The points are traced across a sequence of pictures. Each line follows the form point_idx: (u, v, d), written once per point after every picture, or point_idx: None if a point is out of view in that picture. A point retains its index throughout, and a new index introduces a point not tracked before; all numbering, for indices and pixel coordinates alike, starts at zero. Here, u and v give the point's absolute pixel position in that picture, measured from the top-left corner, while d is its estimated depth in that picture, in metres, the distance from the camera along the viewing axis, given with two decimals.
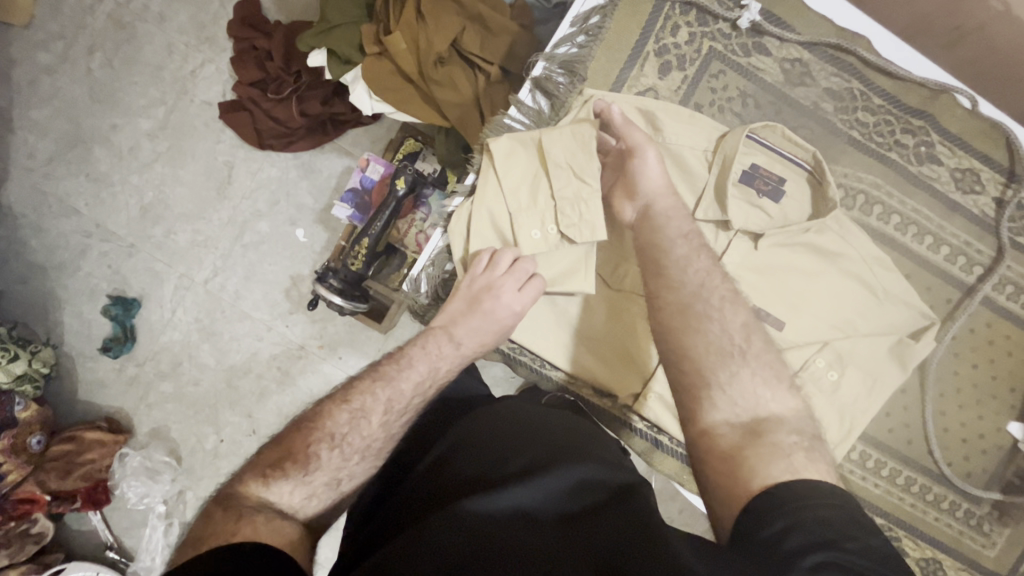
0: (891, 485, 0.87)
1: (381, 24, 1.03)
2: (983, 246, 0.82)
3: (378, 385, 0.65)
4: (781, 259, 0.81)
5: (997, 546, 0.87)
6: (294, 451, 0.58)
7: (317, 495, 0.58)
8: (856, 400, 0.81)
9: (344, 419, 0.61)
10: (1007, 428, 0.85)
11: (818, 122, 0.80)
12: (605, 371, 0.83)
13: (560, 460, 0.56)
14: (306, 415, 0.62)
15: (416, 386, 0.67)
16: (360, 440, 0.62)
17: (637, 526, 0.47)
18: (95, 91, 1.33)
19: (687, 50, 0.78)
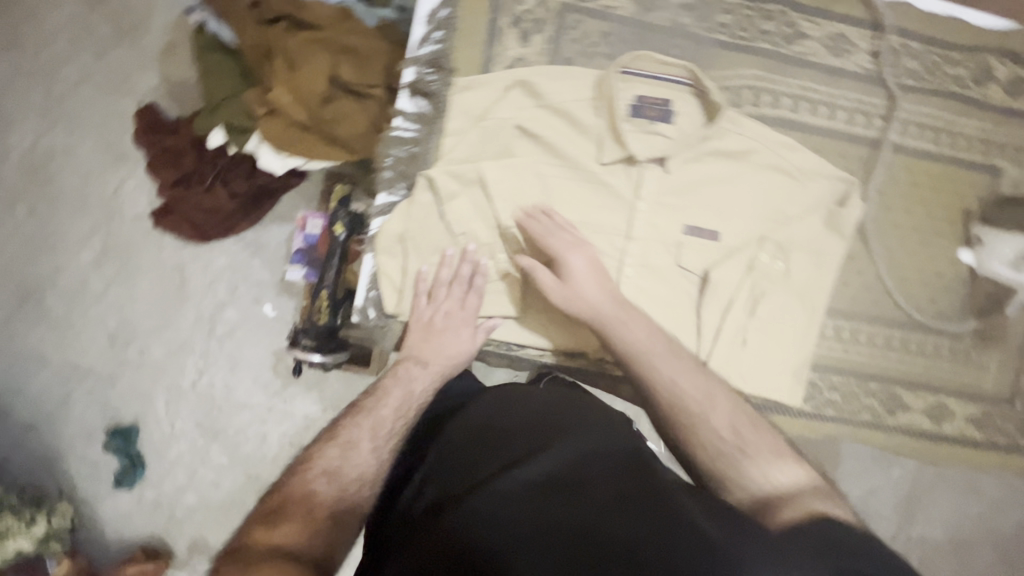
0: (874, 348, 0.88)
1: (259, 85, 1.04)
2: (876, 98, 0.85)
3: (399, 413, 0.68)
4: (699, 176, 0.82)
5: (992, 371, 0.90)
6: (315, 493, 0.58)
7: (329, 528, 0.56)
8: (807, 285, 0.84)
9: (366, 451, 0.63)
10: (960, 258, 0.88)
11: (684, 38, 0.82)
12: (571, 336, 0.84)
13: (560, 439, 0.58)
14: (331, 454, 0.63)
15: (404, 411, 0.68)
16: (377, 466, 0.63)
17: (665, 492, 0.50)
18: (28, 239, 1.34)
19: (539, 13, 0.80)
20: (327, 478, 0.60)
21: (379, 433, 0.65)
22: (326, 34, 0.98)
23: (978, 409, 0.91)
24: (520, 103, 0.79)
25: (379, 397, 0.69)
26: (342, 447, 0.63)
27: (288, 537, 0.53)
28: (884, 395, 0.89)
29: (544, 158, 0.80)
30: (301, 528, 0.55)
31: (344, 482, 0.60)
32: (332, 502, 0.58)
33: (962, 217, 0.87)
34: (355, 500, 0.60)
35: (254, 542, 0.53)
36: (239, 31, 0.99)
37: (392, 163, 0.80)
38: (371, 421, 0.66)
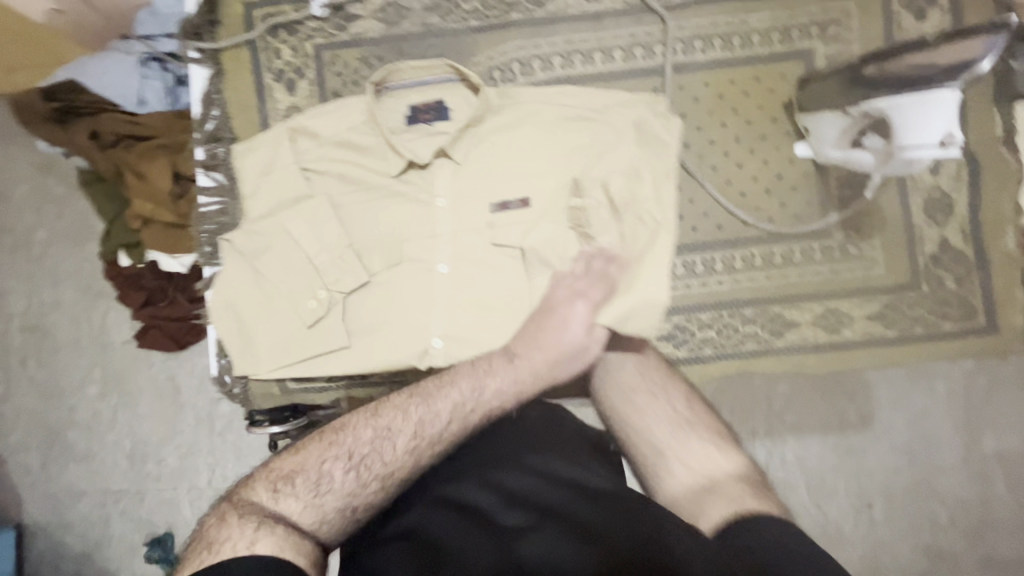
0: (736, 273, 0.83)
1: (117, 200, 1.04)
2: (649, 26, 0.82)
3: (458, 420, 0.58)
4: (482, 157, 0.82)
5: (879, 259, 0.82)
6: (333, 477, 0.53)
7: (339, 521, 0.52)
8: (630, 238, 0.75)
9: (404, 445, 0.55)
10: (797, 154, 0.82)
11: (437, 37, 0.84)
12: (413, 353, 0.81)
13: (551, 464, 0.60)
14: (366, 434, 0.55)
15: (455, 411, 0.58)
16: (406, 466, 0.55)
17: (622, 520, 0.51)
18: (29, 382, 1.13)
19: (297, 61, 0.85)
20: (353, 464, 0.54)
21: (425, 435, 0.56)
22: (159, 134, 0.96)
23: (877, 304, 0.82)
24: (301, 148, 0.83)
25: (446, 387, 0.60)
26: (386, 431, 0.56)
27: (287, 513, 0.50)
28: (764, 319, 0.83)
29: (341, 189, 0.83)
30: (310, 502, 0.51)
31: (375, 471, 0.54)
32: (359, 489, 0.53)
33: (783, 112, 0.82)
34: (362, 501, 0.53)
35: (262, 501, 0.51)
36: (90, 159, 0.97)
37: (207, 238, 0.84)
38: (415, 408, 0.58)
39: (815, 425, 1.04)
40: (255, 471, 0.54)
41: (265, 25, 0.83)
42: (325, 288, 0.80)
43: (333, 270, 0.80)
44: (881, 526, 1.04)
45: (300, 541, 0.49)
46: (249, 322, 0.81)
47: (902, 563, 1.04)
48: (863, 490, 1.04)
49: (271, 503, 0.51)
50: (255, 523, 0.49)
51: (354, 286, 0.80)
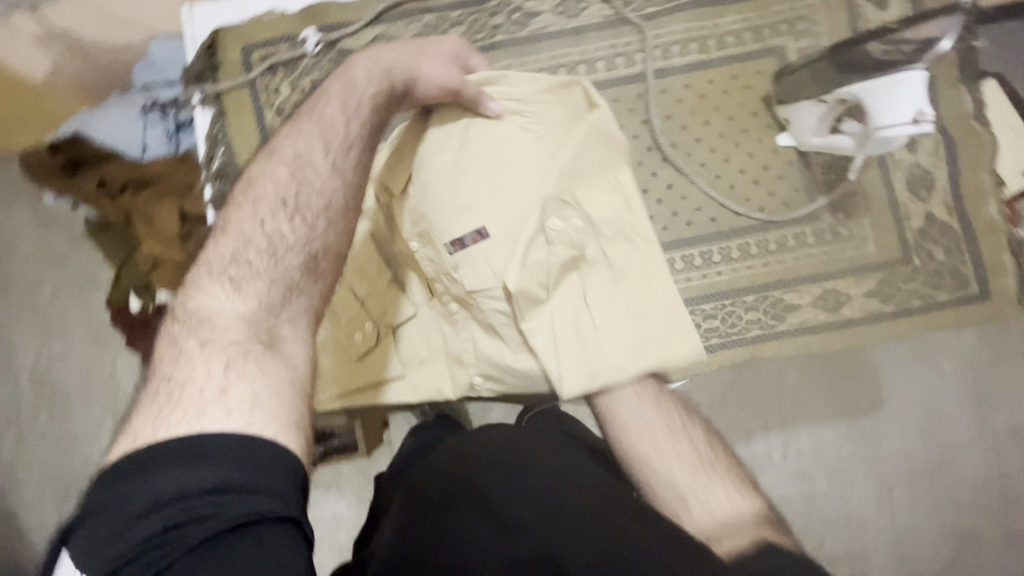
0: (733, 262, 0.86)
1: (124, 243, 1.06)
2: (627, 37, 0.87)
3: (356, 136, 0.60)
4: (470, 168, 0.71)
5: (869, 237, 0.85)
6: (279, 232, 0.54)
7: (303, 268, 0.54)
8: (635, 268, 0.75)
9: (320, 167, 0.57)
10: (781, 144, 0.85)
11: None
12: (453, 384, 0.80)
13: (539, 468, 0.58)
14: (282, 175, 0.56)
15: (357, 125, 0.61)
16: (333, 192, 0.57)
17: (618, 535, 0.49)
18: (43, 434, 1.13)
19: (296, 96, 0.89)
20: (292, 211, 0.55)
21: (334, 145, 0.59)
22: (164, 178, 0.98)
23: (872, 281, 0.85)
24: None
25: (323, 103, 0.61)
26: (302, 158, 0.57)
27: (249, 291, 0.51)
28: (765, 303, 0.85)
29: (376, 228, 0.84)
30: (268, 266, 0.53)
31: (307, 200, 0.56)
32: (310, 233, 0.55)
33: (763, 106, 0.86)
34: (318, 241, 0.55)
35: (217, 297, 0.51)
36: (102, 210, 1.00)
37: None
38: (305, 130, 0.59)
39: (828, 411, 1.05)
40: (190, 283, 0.53)
41: (263, 66, 0.87)
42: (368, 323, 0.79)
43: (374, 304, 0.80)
44: (904, 510, 1.05)
45: (277, 361, 0.49)
46: None
47: (929, 543, 1.04)
48: (882, 472, 1.05)
49: (227, 304, 0.51)
50: (219, 362, 0.47)
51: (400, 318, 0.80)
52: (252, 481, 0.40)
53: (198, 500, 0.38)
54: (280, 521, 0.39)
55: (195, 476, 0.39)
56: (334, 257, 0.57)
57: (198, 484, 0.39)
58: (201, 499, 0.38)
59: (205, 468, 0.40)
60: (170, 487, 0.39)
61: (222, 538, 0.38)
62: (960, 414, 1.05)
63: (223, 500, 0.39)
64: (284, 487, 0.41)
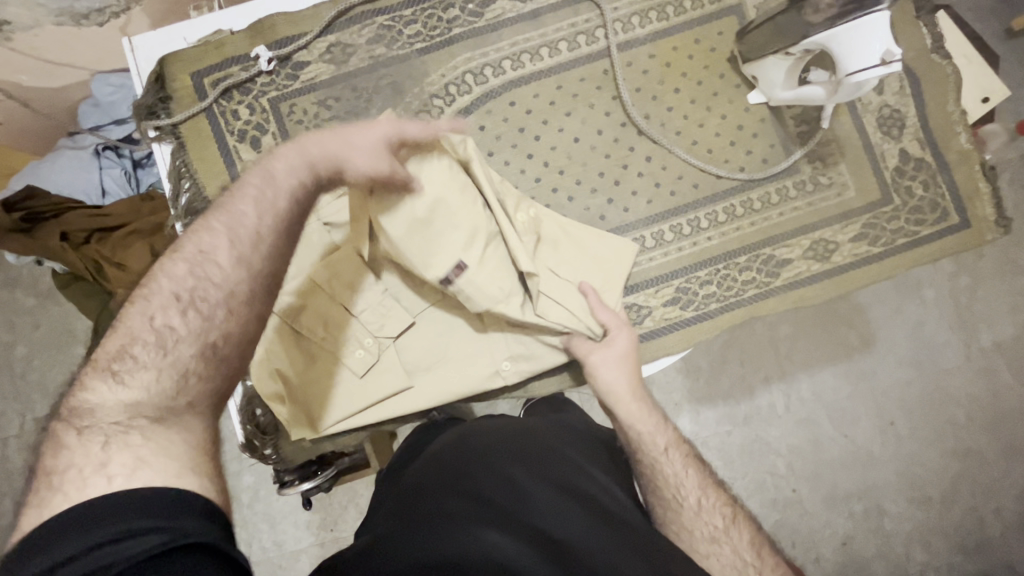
0: (722, 226, 0.86)
1: (98, 295, 1.02)
2: (586, 14, 0.86)
3: (265, 228, 0.50)
4: (438, 245, 0.71)
5: (850, 182, 0.86)
6: (173, 330, 0.45)
7: (202, 368, 0.45)
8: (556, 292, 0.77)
9: (226, 262, 0.48)
10: (753, 102, 0.86)
11: (387, 66, 0.86)
12: (467, 382, 0.80)
13: (542, 472, 0.60)
14: (179, 272, 0.47)
15: (265, 213, 0.51)
16: (242, 282, 0.48)
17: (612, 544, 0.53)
18: None
19: (256, 118, 0.86)
20: (187, 306, 0.46)
21: (240, 237, 0.49)
22: (128, 221, 0.94)
23: (858, 225, 0.86)
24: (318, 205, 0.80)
25: (234, 192, 0.51)
26: (205, 252, 0.48)
27: (134, 391, 0.43)
28: (757, 261, 0.86)
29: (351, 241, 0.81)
30: (166, 371, 0.44)
31: (207, 302, 0.46)
32: (211, 327, 0.46)
33: (729, 66, 0.86)
34: (219, 335, 0.46)
35: (99, 393, 0.43)
36: (64, 261, 0.93)
37: None
38: (213, 221, 0.49)
39: (824, 358, 1.07)
40: (81, 374, 0.45)
41: (217, 91, 0.84)
42: (370, 335, 0.78)
43: (374, 316, 0.79)
44: (907, 441, 1.08)
45: (171, 434, 0.42)
46: (299, 380, 0.77)
47: (936, 472, 1.07)
48: (884, 409, 1.08)
49: (112, 397, 0.42)
50: (100, 440, 0.40)
51: (401, 328, 0.78)
52: (152, 523, 0.35)
53: (95, 553, 0.34)
54: (190, 551, 0.35)
55: (93, 531, 0.35)
56: (242, 345, 0.48)
57: (98, 536, 0.34)
58: (95, 552, 0.33)
59: (95, 523, 0.35)
60: (60, 549, 0.34)
61: None
62: (951, 341, 1.08)
63: (120, 546, 0.34)
64: (194, 522, 0.37)
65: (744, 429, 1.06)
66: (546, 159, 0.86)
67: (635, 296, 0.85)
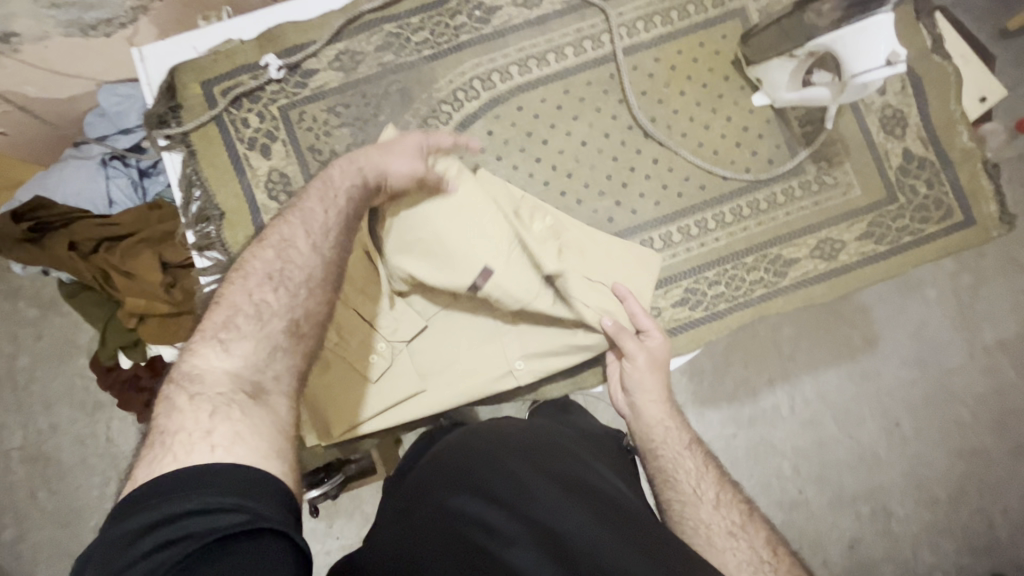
0: (729, 227, 0.87)
1: (104, 303, 1.02)
2: (591, 19, 0.87)
3: (336, 221, 0.61)
4: (464, 248, 0.74)
5: (855, 182, 0.87)
6: (269, 304, 0.53)
7: (291, 340, 0.53)
8: (594, 291, 0.78)
9: (306, 248, 0.58)
10: (757, 104, 0.87)
11: (395, 73, 0.87)
12: (484, 381, 0.80)
13: (548, 470, 0.60)
14: (269, 256, 0.56)
15: (334, 208, 0.61)
16: (319, 267, 0.57)
17: (619, 542, 0.53)
18: (45, 511, 1.09)
19: (266, 125, 0.86)
20: (278, 285, 0.54)
21: (317, 229, 0.59)
22: (136, 230, 0.94)
23: (863, 224, 0.87)
24: None
25: (305, 192, 0.62)
26: (286, 241, 0.57)
27: (237, 360, 0.50)
28: (763, 261, 0.87)
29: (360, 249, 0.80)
30: (265, 343, 0.51)
31: (297, 281, 0.55)
32: (298, 305, 0.54)
33: (733, 69, 0.87)
34: (302, 314, 0.54)
35: (208, 361, 0.49)
36: (72, 271, 0.94)
37: None
38: (294, 215, 0.60)
39: (828, 358, 1.08)
40: (186, 348, 0.51)
41: (227, 99, 0.85)
42: (383, 340, 0.78)
43: (388, 321, 0.79)
44: (912, 440, 1.08)
45: (264, 412, 0.47)
46: (314, 387, 0.77)
47: (941, 469, 1.08)
48: (889, 408, 1.08)
49: (215, 365, 0.49)
50: (207, 409, 0.45)
51: (413, 332, 0.79)
52: (238, 500, 0.39)
53: (181, 522, 0.37)
54: (264, 534, 0.37)
55: (183, 499, 0.38)
56: (317, 324, 0.55)
57: (186, 505, 0.38)
58: (182, 522, 0.37)
59: (187, 493, 0.38)
60: (156, 511, 0.37)
61: (201, 558, 0.35)
62: (955, 338, 1.09)
63: (209, 517, 0.37)
64: (269, 505, 0.39)
65: (749, 430, 1.07)
66: (554, 162, 0.86)
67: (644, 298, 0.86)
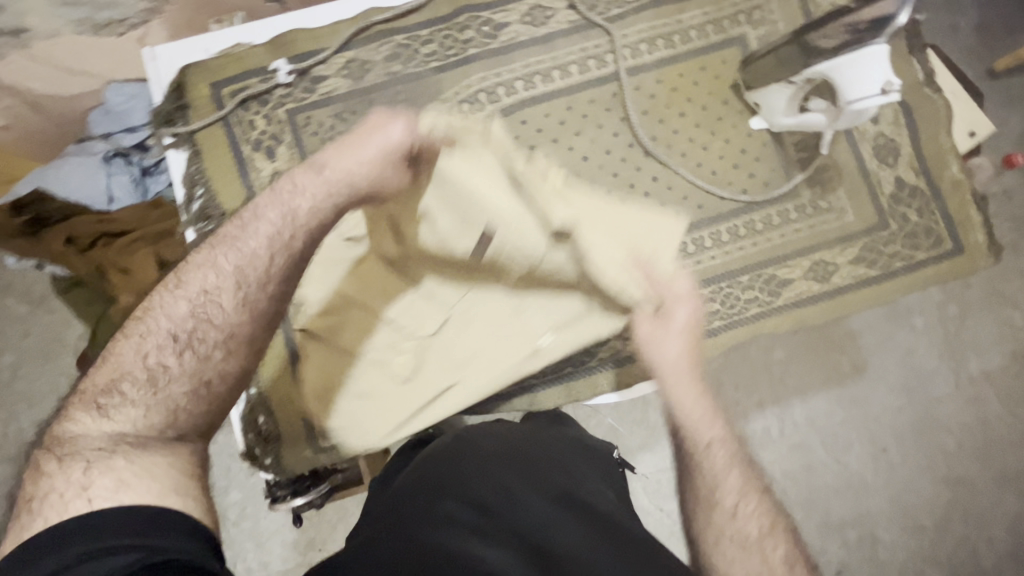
0: (726, 245, 0.88)
1: (97, 300, 1.01)
2: (596, 40, 0.89)
3: (264, 284, 0.59)
4: (457, 218, 0.71)
5: (848, 207, 0.89)
6: (164, 368, 0.55)
7: (191, 402, 0.55)
8: (552, 347, 0.81)
9: (229, 305, 0.57)
10: (755, 128, 0.89)
11: (402, 83, 0.88)
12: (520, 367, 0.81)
13: (538, 479, 0.60)
14: (181, 311, 0.57)
15: (269, 241, 0.59)
16: (233, 326, 0.57)
17: (607, 552, 0.53)
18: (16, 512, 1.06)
19: (272, 128, 0.87)
20: (184, 346, 0.56)
21: (247, 278, 0.58)
22: (137, 227, 0.94)
23: (855, 249, 0.89)
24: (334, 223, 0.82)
25: (249, 228, 0.60)
26: (209, 296, 0.57)
27: (115, 423, 0.53)
28: (759, 280, 0.88)
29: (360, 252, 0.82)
30: (165, 409, 0.54)
31: (201, 343, 0.56)
32: (201, 368, 0.56)
33: (732, 93, 0.89)
34: (214, 375, 0.56)
35: (84, 427, 0.52)
36: (66, 265, 0.93)
37: None
38: (213, 264, 0.58)
39: (818, 380, 1.09)
40: (69, 405, 0.54)
41: (235, 101, 0.86)
42: (410, 339, 0.80)
43: (410, 312, 0.80)
44: (899, 465, 1.09)
45: (155, 458, 0.51)
46: (347, 399, 0.81)
47: (927, 497, 1.08)
48: (876, 433, 1.09)
49: (99, 429, 0.52)
50: (87, 464, 0.49)
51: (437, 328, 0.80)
52: (148, 541, 0.44)
53: (80, 563, 0.42)
54: (170, 563, 0.43)
55: (89, 540, 0.43)
56: (231, 382, 0.57)
57: (95, 544, 0.43)
58: (90, 558, 0.42)
59: (95, 533, 0.44)
60: (74, 551, 0.43)
61: None
62: (943, 366, 1.10)
63: (111, 556, 0.42)
64: (178, 539, 0.45)
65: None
66: None
67: None
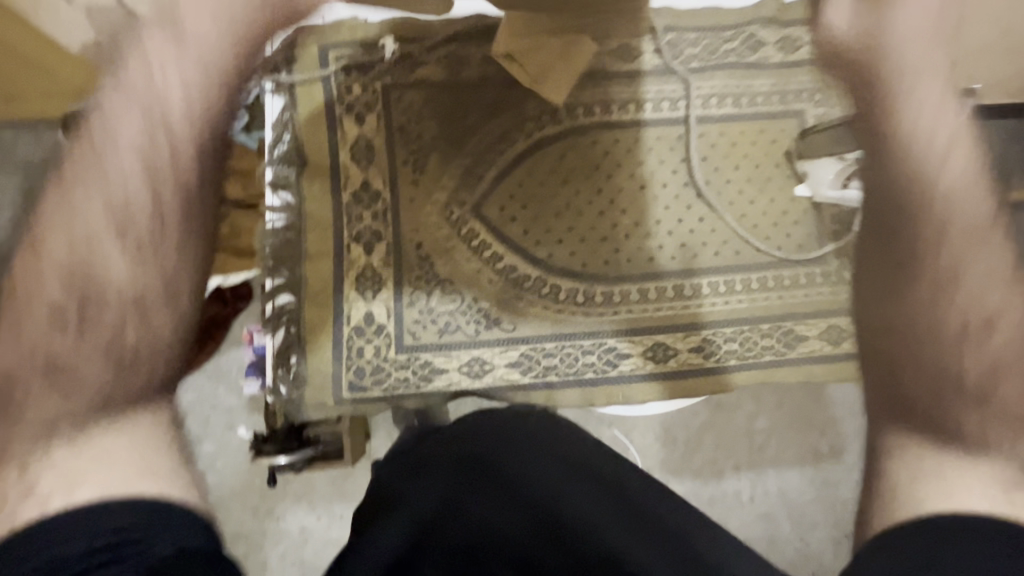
0: (752, 293, 0.95)
1: None
2: (674, 85, 0.97)
3: (194, 101, 0.59)
4: None
5: None
6: (116, 228, 0.54)
7: (150, 246, 0.56)
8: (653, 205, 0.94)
9: (168, 137, 0.57)
10: (798, 194, 0.97)
11: (492, 83, 0.95)
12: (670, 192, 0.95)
13: (548, 456, 0.63)
14: (99, 154, 0.56)
15: (201, 63, 0.59)
16: (186, 148, 0.58)
17: (619, 521, 0.58)
18: None
19: (366, 96, 0.94)
20: (103, 188, 0.55)
21: (165, 116, 0.58)
22: None
23: None
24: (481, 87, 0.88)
25: (146, 52, 0.58)
26: (150, 123, 0.57)
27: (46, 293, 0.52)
28: (777, 332, 0.94)
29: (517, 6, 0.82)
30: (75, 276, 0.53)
31: (128, 183, 0.55)
32: (155, 205, 0.56)
33: (785, 158, 0.98)
34: (169, 210, 0.57)
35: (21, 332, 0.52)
36: None
37: (272, 248, 0.90)
38: (118, 95, 0.57)
39: (797, 456, 1.12)
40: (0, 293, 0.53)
41: (340, 65, 0.93)
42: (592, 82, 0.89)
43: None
44: None
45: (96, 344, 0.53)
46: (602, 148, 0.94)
47: None
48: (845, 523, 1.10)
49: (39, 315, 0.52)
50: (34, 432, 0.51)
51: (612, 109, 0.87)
52: (146, 532, 0.44)
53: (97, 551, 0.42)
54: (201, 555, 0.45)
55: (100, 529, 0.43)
56: (188, 221, 0.59)
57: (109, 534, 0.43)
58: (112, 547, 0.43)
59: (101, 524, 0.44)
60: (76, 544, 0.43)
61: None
62: None
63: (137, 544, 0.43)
64: (194, 534, 0.46)
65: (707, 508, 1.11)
66: (611, 197, 0.96)
67: (664, 337, 0.93)
